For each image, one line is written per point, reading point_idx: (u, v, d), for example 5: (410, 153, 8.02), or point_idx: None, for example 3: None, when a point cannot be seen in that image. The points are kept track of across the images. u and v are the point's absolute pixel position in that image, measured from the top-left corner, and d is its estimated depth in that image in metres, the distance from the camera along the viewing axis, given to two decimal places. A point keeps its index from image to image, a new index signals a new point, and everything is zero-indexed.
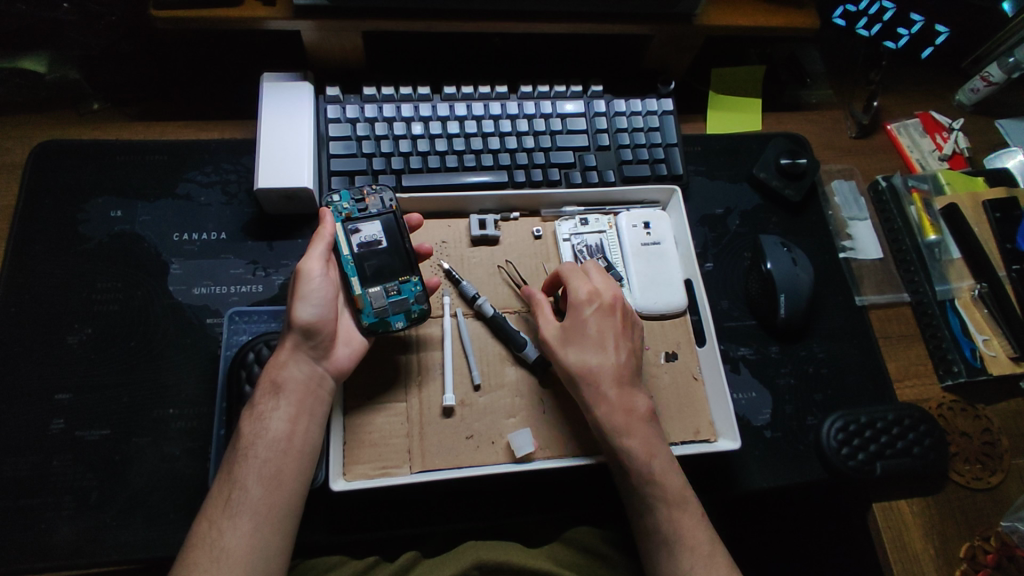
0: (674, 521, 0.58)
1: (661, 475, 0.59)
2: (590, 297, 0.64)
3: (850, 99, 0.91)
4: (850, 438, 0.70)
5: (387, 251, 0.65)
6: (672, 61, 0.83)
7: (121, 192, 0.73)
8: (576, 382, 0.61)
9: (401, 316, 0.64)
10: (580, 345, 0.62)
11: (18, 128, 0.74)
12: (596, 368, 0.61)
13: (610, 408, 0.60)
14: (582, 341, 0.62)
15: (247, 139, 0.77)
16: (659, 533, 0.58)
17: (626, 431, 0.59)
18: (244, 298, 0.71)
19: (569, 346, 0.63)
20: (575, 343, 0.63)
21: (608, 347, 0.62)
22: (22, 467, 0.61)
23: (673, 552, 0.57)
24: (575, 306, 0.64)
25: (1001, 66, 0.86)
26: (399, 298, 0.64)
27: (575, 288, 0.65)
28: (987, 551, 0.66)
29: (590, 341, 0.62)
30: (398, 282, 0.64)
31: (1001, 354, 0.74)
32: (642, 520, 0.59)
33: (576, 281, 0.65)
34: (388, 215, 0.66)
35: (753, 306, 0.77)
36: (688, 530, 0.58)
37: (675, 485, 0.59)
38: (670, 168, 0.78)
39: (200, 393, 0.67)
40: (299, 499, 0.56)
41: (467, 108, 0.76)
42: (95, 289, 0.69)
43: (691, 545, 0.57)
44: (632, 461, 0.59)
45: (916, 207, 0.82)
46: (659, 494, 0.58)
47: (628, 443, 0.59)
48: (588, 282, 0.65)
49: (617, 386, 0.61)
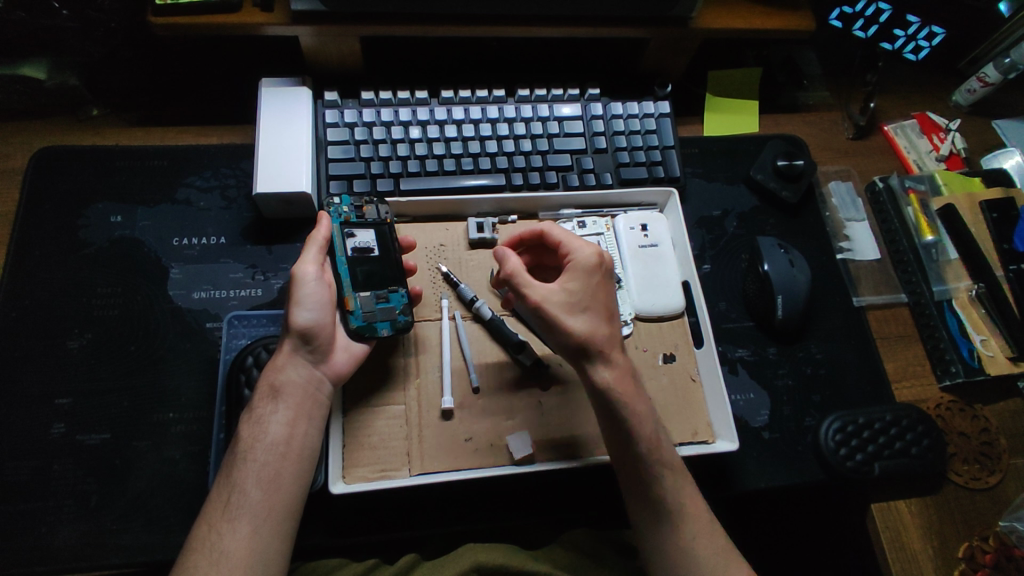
0: (678, 492, 0.57)
1: (659, 444, 0.58)
2: (597, 261, 0.61)
3: (847, 100, 0.91)
4: (848, 439, 0.70)
5: (378, 259, 0.66)
6: (669, 64, 0.83)
7: (120, 198, 0.74)
8: (590, 349, 0.58)
9: (387, 323, 0.64)
10: (590, 312, 0.59)
11: (18, 134, 0.75)
12: (607, 335, 0.59)
13: (618, 376, 0.58)
14: (594, 307, 0.59)
15: (246, 144, 0.78)
16: (660, 520, 0.57)
17: (631, 397, 0.58)
18: (244, 302, 0.71)
19: (580, 310, 0.59)
20: (585, 308, 0.59)
21: (612, 314, 0.60)
22: (23, 471, 0.62)
23: (679, 524, 0.57)
24: (587, 270, 0.60)
25: (996, 67, 0.87)
26: (386, 306, 0.64)
27: (580, 250, 0.62)
28: (986, 551, 0.66)
29: (598, 308, 0.60)
30: (388, 290, 0.65)
31: (998, 354, 0.75)
32: (645, 497, 0.57)
33: (576, 244, 0.63)
34: (383, 226, 0.67)
35: (751, 308, 0.77)
36: (690, 506, 0.58)
37: (671, 456, 0.59)
38: (667, 170, 0.78)
39: (200, 396, 0.67)
40: (298, 502, 0.56)
41: (465, 111, 0.76)
42: (95, 294, 0.69)
43: (694, 515, 0.57)
44: (638, 425, 0.57)
45: (913, 208, 0.82)
46: (659, 463, 0.57)
47: (635, 409, 0.58)
48: (589, 246, 0.62)
49: (621, 355, 0.59)
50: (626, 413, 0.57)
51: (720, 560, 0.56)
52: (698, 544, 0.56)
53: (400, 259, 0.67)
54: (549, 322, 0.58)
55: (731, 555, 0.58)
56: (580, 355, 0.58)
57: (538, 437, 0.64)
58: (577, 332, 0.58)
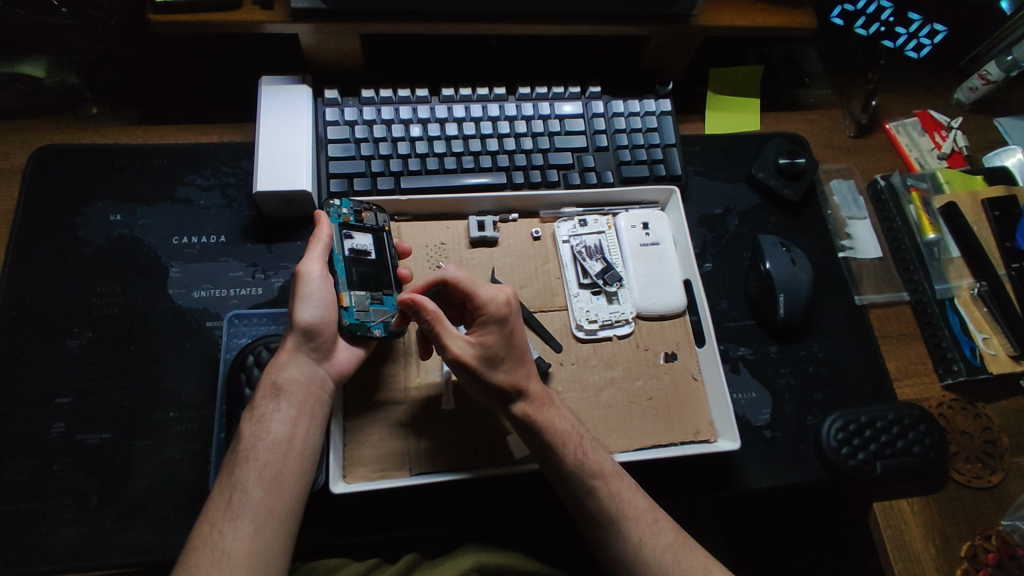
0: (615, 496, 0.57)
1: (584, 454, 0.58)
2: (509, 306, 0.58)
3: (848, 98, 0.91)
4: (850, 438, 0.70)
5: (374, 262, 0.66)
6: (670, 62, 0.83)
7: (120, 196, 0.73)
8: (514, 392, 0.57)
9: (381, 324, 0.63)
10: (511, 359, 0.57)
11: (17, 133, 0.75)
12: (526, 374, 0.59)
13: (539, 409, 0.58)
14: (511, 356, 0.57)
15: (246, 142, 0.77)
16: (633, 521, 0.56)
17: (552, 421, 0.58)
18: (244, 301, 0.71)
19: (499, 361, 0.57)
20: (504, 358, 0.57)
21: (525, 351, 0.59)
22: (24, 470, 0.62)
23: (622, 529, 0.56)
24: (503, 320, 0.57)
25: (998, 65, 0.86)
26: (380, 308, 0.64)
27: (490, 298, 0.57)
28: (988, 550, 0.66)
29: (518, 352, 0.58)
30: (382, 293, 0.64)
31: (1001, 353, 0.74)
32: (585, 507, 0.57)
33: (486, 287, 0.58)
34: (381, 233, 0.67)
35: (752, 306, 0.77)
36: (639, 509, 0.57)
37: (602, 462, 0.58)
38: (669, 169, 0.78)
39: (200, 395, 0.67)
40: (300, 501, 0.56)
41: (465, 110, 0.76)
42: (95, 293, 0.69)
43: (636, 515, 0.57)
44: (557, 441, 0.57)
45: (915, 206, 0.82)
46: (588, 472, 0.57)
47: (553, 426, 0.58)
48: (497, 288, 0.58)
49: (537, 385, 0.59)
50: (550, 433, 0.57)
51: (672, 555, 0.56)
52: (647, 544, 0.56)
53: (397, 268, 0.67)
54: (470, 375, 0.56)
55: (686, 546, 0.57)
56: (502, 402, 0.58)
57: None
58: (501, 382, 0.57)
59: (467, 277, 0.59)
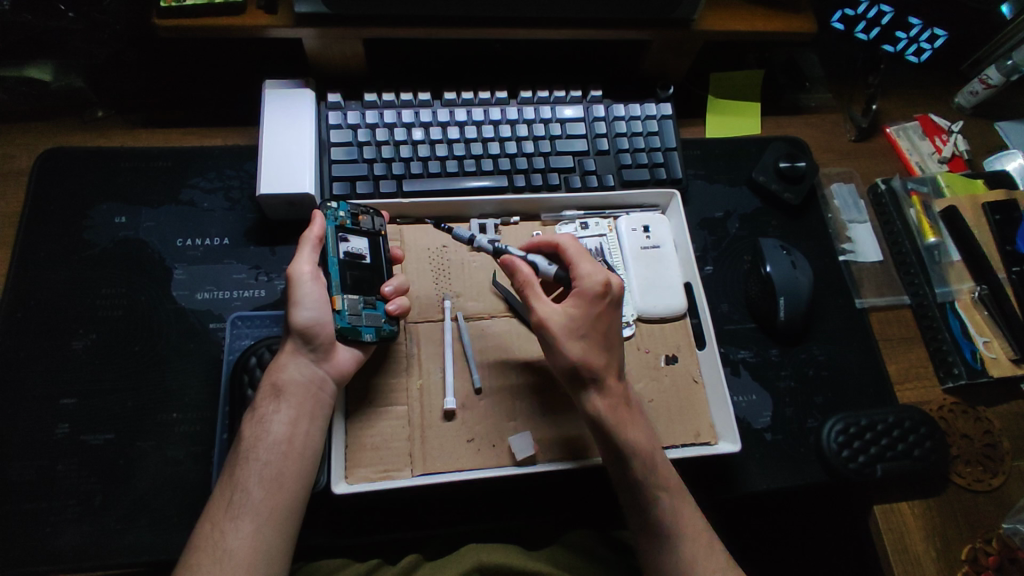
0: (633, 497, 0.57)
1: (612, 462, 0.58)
2: (606, 283, 0.60)
3: (849, 102, 0.91)
4: (850, 441, 0.70)
5: (369, 267, 0.66)
6: (671, 66, 0.84)
7: (125, 199, 0.74)
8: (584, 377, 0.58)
9: (371, 329, 0.63)
10: (592, 340, 0.58)
11: (23, 135, 0.75)
12: (602, 362, 0.59)
13: (620, 413, 0.58)
14: (597, 335, 0.59)
15: (250, 146, 0.78)
16: None
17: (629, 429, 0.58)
18: (247, 303, 0.72)
19: (581, 333, 0.58)
20: (591, 337, 0.59)
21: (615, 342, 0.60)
22: (28, 470, 0.62)
23: None
24: (586, 288, 0.60)
25: (998, 70, 0.87)
26: (373, 312, 0.63)
27: (587, 275, 0.60)
28: (988, 554, 0.66)
29: (600, 338, 0.59)
30: (376, 298, 0.64)
31: (1001, 356, 0.74)
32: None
33: (585, 262, 0.62)
34: (376, 237, 0.68)
35: (753, 309, 0.77)
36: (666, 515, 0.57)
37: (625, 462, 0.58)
38: (670, 172, 0.78)
39: (203, 397, 0.67)
40: (300, 502, 0.56)
41: (467, 113, 0.77)
42: (99, 295, 0.70)
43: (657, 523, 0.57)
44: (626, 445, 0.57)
45: (915, 210, 0.82)
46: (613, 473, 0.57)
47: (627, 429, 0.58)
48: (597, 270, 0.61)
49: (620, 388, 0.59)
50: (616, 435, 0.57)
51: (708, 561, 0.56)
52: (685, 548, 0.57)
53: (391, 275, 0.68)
54: (555, 342, 0.58)
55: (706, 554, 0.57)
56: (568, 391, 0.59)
57: (541, 440, 0.64)
58: (576, 356, 0.58)
59: (577, 248, 0.63)
